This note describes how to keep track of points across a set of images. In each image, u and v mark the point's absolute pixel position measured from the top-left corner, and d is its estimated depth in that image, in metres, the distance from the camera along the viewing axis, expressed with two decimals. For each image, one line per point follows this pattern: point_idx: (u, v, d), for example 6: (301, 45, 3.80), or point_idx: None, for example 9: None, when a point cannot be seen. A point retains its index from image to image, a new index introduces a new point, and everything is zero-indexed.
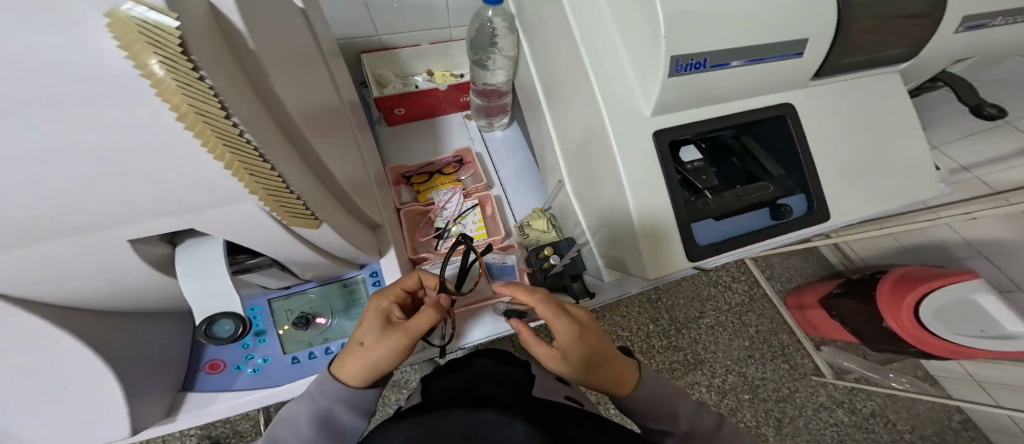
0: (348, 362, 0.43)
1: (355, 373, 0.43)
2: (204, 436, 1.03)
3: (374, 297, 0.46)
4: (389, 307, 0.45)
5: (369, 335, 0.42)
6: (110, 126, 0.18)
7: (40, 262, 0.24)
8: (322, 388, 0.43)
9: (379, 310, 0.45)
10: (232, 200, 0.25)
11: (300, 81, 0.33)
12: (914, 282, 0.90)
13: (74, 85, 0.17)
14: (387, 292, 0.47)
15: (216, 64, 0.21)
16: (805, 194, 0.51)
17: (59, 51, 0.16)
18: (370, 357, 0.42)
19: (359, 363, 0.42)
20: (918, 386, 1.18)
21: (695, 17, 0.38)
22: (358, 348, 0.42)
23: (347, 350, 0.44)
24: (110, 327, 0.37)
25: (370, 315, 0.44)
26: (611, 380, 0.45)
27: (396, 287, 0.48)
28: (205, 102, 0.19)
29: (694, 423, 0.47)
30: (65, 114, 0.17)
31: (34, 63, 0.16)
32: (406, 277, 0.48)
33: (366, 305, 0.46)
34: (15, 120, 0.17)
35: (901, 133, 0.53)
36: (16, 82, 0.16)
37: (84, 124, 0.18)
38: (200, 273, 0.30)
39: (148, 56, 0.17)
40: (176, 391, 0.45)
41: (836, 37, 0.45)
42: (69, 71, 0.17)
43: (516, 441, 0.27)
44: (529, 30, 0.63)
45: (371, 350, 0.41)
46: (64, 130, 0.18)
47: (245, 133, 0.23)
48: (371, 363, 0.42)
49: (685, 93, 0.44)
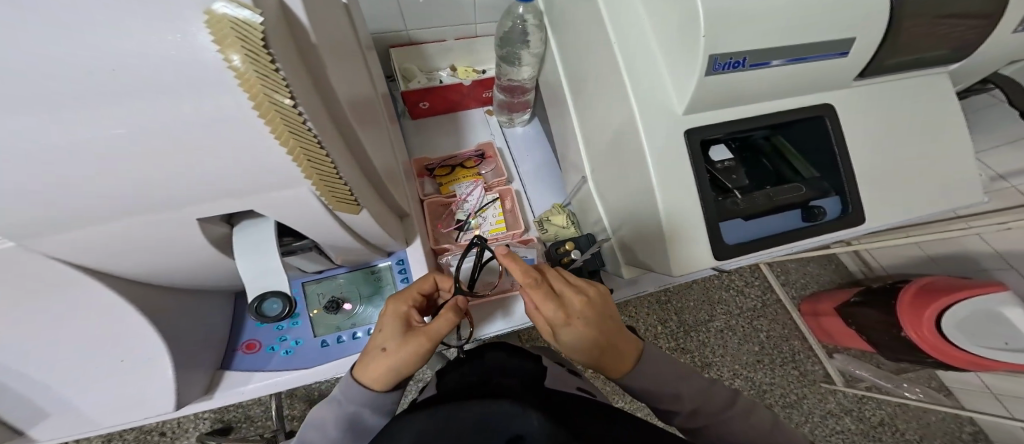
0: (370, 368, 0.42)
1: (378, 378, 0.42)
2: (216, 419, 1.05)
3: (391, 301, 0.46)
4: (407, 311, 0.45)
5: (390, 340, 0.42)
6: (111, 124, 0.21)
7: (115, 224, 0.28)
8: (347, 395, 0.43)
9: (398, 313, 0.45)
10: (292, 184, 0.29)
11: (348, 73, 0.37)
12: (939, 293, 0.88)
13: (72, 86, 0.19)
14: (403, 295, 0.47)
15: (288, 58, 0.24)
16: (839, 195, 0.51)
17: (56, 57, 0.18)
18: (393, 362, 0.41)
19: (382, 368, 0.42)
20: (931, 396, 1.15)
21: (738, 15, 0.38)
22: (379, 353, 0.42)
23: (367, 356, 0.44)
24: (161, 299, 0.45)
25: (389, 320, 0.44)
26: (619, 362, 0.45)
27: (412, 290, 0.48)
28: (277, 91, 0.23)
29: (704, 405, 0.48)
30: (69, 115, 0.20)
31: (34, 68, 0.18)
32: (423, 279, 0.49)
33: (384, 309, 0.46)
34: (21, 121, 0.19)
35: (938, 136, 0.52)
36: (26, 86, 0.18)
37: (87, 123, 0.20)
38: (256, 252, 0.35)
39: (235, 48, 0.20)
40: (216, 369, 0.54)
41: (886, 38, 0.44)
42: (66, 73, 0.18)
43: (530, 430, 0.28)
44: (559, 27, 0.65)
45: (394, 355, 0.41)
46: (68, 129, 0.20)
47: (307, 121, 0.26)
48: (394, 368, 0.42)
49: (723, 93, 0.44)
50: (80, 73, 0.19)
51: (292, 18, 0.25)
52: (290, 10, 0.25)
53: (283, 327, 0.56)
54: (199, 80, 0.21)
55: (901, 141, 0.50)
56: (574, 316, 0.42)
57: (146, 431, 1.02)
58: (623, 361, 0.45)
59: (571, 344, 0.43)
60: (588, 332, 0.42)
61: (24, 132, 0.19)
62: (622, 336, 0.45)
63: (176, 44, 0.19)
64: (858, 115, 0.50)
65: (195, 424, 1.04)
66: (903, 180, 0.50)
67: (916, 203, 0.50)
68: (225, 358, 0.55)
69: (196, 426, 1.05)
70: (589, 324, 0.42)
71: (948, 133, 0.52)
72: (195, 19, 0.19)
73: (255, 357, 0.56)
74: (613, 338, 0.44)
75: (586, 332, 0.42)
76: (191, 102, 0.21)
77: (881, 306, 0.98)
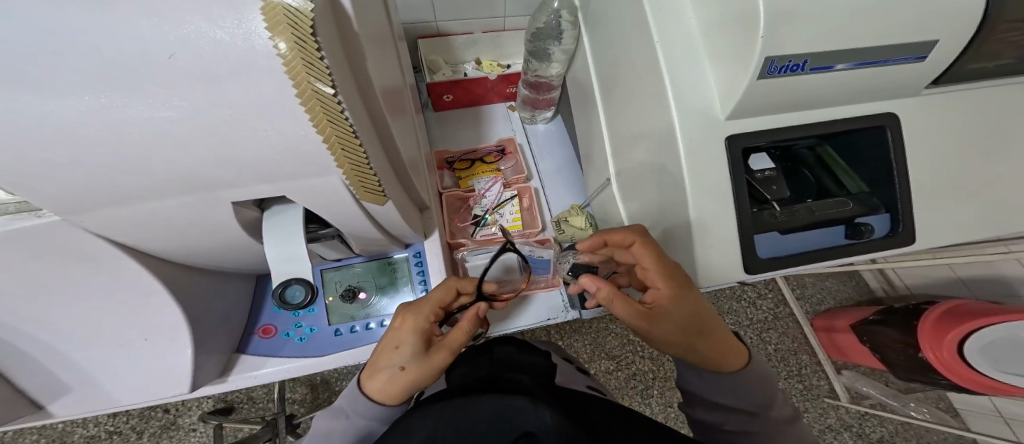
0: (387, 385, 0.41)
1: (393, 394, 0.42)
2: (220, 399, 1.06)
3: (410, 314, 0.45)
4: (427, 326, 0.44)
5: (410, 356, 0.41)
6: (175, 101, 0.23)
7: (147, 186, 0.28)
8: (359, 409, 0.42)
9: (419, 328, 0.43)
10: (326, 171, 0.31)
11: (380, 61, 0.38)
12: (966, 316, 0.83)
13: (152, 67, 0.22)
14: (423, 308, 0.45)
15: (333, 49, 0.26)
16: (889, 214, 0.49)
17: (145, 37, 0.21)
18: (411, 380, 0.41)
19: (401, 386, 0.41)
20: (938, 417, 1.10)
21: (797, 16, 0.36)
22: (397, 372, 0.41)
23: (382, 372, 0.42)
24: (180, 273, 0.45)
25: (408, 335, 0.43)
26: (716, 359, 0.44)
27: (431, 303, 0.46)
28: (320, 77, 0.25)
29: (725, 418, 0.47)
30: (145, 90, 0.22)
31: (126, 46, 0.21)
32: (441, 292, 0.47)
33: (402, 320, 0.44)
34: (112, 90, 0.22)
35: (991, 151, 0.49)
36: (119, 63, 0.21)
37: (156, 96, 0.23)
38: (284, 237, 0.38)
39: (281, 36, 0.22)
40: (232, 352, 0.54)
41: (968, 47, 0.42)
42: (149, 56, 0.22)
43: (544, 429, 0.27)
44: (593, 24, 0.63)
45: (414, 374, 0.41)
46: (143, 102, 0.23)
47: (345, 110, 0.28)
48: (413, 385, 0.41)
49: (775, 97, 0.42)
50: (163, 56, 0.22)
51: (341, 13, 0.28)
52: (338, 3, 0.27)
53: (298, 314, 0.56)
54: (249, 65, 0.23)
55: (953, 158, 0.48)
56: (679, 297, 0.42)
57: (152, 406, 1.04)
58: (718, 359, 0.45)
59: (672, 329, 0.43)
60: (688, 309, 0.43)
61: (110, 107, 0.23)
62: (715, 325, 0.45)
63: (230, 33, 0.22)
64: (917, 129, 0.47)
65: (198, 403, 1.05)
66: (941, 192, 0.47)
67: (950, 218, 0.48)
68: (241, 342, 0.56)
69: (199, 405, 1.06)
70: (691, 299, 0.43)
71: (1000, 147, 0.49)
72: (253, 7, 0.22)
73: (270, 343, 0.56)
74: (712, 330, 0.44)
75: (687, 312, 0.43)
76: (239, 87, 0.24)
77: (901, 326, 0.95)
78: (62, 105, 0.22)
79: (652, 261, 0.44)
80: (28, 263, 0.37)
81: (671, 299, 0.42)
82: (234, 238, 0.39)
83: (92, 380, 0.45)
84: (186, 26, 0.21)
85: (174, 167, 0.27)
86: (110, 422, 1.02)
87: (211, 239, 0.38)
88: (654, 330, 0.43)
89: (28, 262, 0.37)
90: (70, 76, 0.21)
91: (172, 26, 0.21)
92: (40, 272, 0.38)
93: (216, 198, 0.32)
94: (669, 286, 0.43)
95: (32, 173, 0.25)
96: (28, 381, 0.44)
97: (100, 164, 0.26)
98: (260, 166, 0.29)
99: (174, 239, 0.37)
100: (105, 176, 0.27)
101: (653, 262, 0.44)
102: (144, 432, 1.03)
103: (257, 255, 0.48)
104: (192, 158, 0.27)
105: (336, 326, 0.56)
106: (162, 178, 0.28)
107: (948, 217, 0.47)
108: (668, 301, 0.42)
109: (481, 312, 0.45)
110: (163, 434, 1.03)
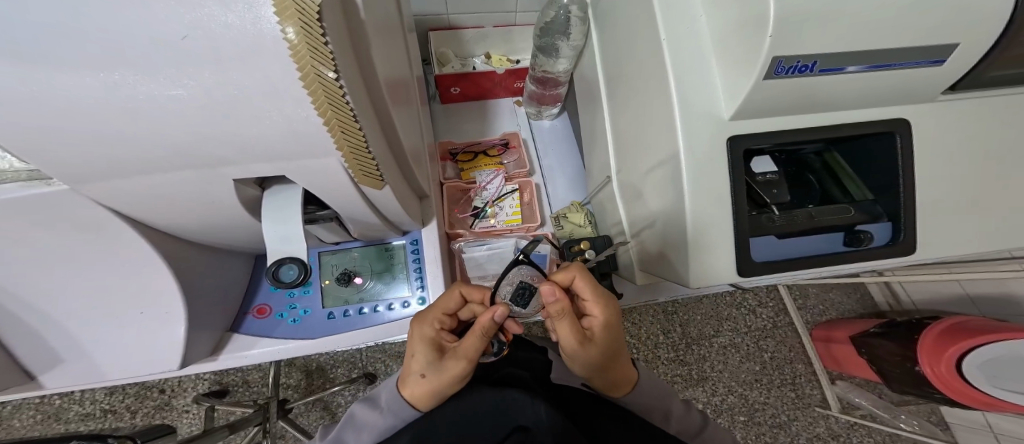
0: (415, 393, 0.40)
1: (425, 402, 0.40)
2: (214, 381, 1.06)
3: (416, 323, 0.43)
4: (435, 333, 0.42)
5: (426, 365, 0.40)
6: (186, 82, 0.23)
7: (152, 155, 0.28)
8: (389, 406, 0.42)
9: (427, 338, 0.41)
10: (326, 153, 0.31)
11: (385, 49, 0.38)
12: (968, 334, 0.82)
13: (166, 51, 0.22)
14: (427, 316, 0.43)
15: (338, 33, 0.26)
16: (891, 222, 0.49)
17: (155, 19, 0.21)
18: (435, 388, 0.39)
19: (426, 393, 0.39)
20: (927, 430, 1.11)
21: (813, 14, 0.35)
22: (419, 380, 0.40)
23: (406, 380, 0.41)
24: (179, 248, 0.45)
25: (418, 345, 0.41)
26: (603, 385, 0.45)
27: (436, 310, 0.43)
28: (321, 56, 0.24)
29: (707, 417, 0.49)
30: (151, 68, 0.22)
31: (136, 25, 0.21)
32: (446, 296, 0.43)
33: (409, 332, 0.43)
34: (123, 69, 0.22)
35: (1000, 160, 0.48)
36: (123, 40, 0.21)
37: (169, 77, 0.23)
38: (281, 214, 0.37)
39: (289, 22, 0.22)
40: (225, 330, 0.55)
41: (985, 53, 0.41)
42: (161, 38, 0.21)
43: (538, 422, 0.26)
44: (602, 19, 0.63)
45: (434, 382, 0.39)
46: (148, 80, 0.23)
47: (346, 95, 0.28)
48: (435, 392, 0.39)
49: (780, 98, 0.42)
50: (176, 38, 0.22)
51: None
52: None
53: (294, 295, 0.57)
54: (256, 46, 0.23)
55: (958, 170, 0.47)
56: (598, 332, 0.41)
57: (147, 386, 1.04)
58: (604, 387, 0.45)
59: (584, 356, 0.40)
60: (619, 340, 0.43)
61: (122, 85, 0.23)
62: (621, 366, 0.44)
63: (241, 16, 0.22)
64: (924, 142, 0.47)
65: (194, 384, 1.06)
66: (943, 201, 0.47)
67: (954, 227, 0.47)
68: (235, 321, 0.56)
69: (194, 387, 1.06)
70: (616, 336, 0.42)
71: (1009, 156, 0.48)
72: None
73: (263, 323, 0.56)
74: (616, 369, 0.43)
75: (608, 347, 0.41)
76: (243, 68, 0.23)
77: (900, 339, 0.94)
78: (71, 81, 0.22)
79: (590, 289, 0.42)
80: (28, 230, 0.37)
81: (609, 330, 0.41)
82: (232, 216, 0.40)
83: (87, 354, 0.45)
84: (200, 9, 0.21)
85: (178, 144, 0.27)
86: (105, 400, 1.03)
87: (212, 216, 0.39)
88: (580, 361, 0.40)
89: (27, 228, 0.37)
90: (79, 52, 0.21)
91: (187, 8, 0.21)
92: (40, 240, 0.38)
93: (216, 175, 0.32)
94: (605, 316, 0.41)
95: (36, 143, 0.25)
96: (26, 350, 0.45)
97: (104, 137, 0.26)
98: (259, 144, 0.29)
99: (175, 214, 0.37)
100: (107, 149, 0.27)
101: (597, 295, 0.42)
102: (138, 412, 1.03)
103: (256, 234, 0.48)
104: (193, 135, 0.27)
105: (330, 309, 0.57)
106: (165, 154, 0.28)
107: (948, 221, 0.47)
108: (601, 329, 0.41)
109: (500, 315, 0.37)
110: (156, 414, 1.04)
